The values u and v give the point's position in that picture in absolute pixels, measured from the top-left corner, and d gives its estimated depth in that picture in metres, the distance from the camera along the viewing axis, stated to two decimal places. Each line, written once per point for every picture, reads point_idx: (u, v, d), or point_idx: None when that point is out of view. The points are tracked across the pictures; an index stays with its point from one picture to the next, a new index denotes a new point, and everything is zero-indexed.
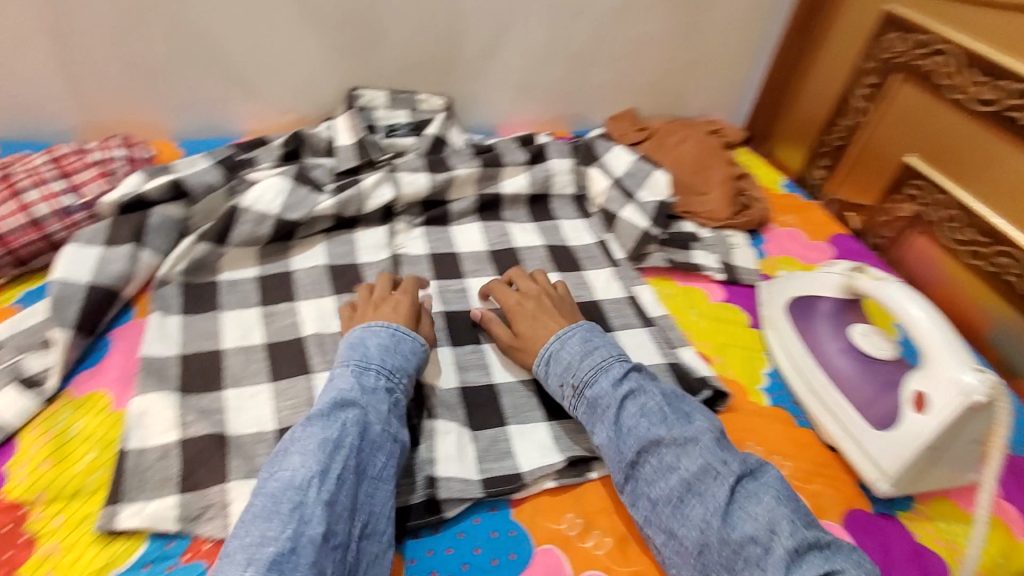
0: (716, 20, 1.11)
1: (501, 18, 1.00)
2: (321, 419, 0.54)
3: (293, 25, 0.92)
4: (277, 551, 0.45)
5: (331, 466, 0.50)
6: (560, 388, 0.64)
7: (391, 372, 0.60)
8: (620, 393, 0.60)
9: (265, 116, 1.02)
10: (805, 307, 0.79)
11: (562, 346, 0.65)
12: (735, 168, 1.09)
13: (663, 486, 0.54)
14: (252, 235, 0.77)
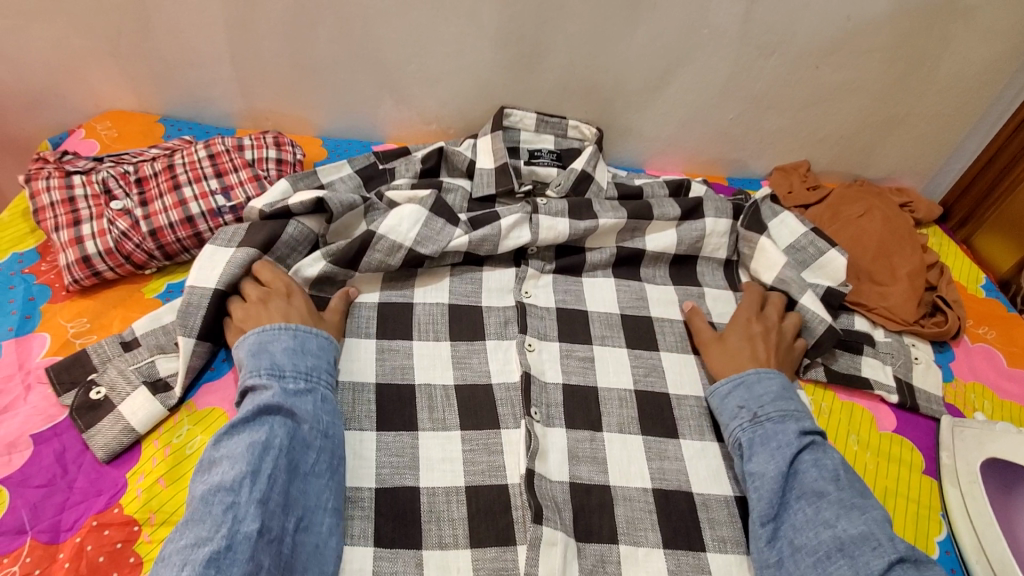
0: (942, 74, 0.92)
1: (680, 48, 0.88)
2: (245, 425, 0.52)
3: (457, 36, 0.87)
4: (211, 552, 0.44)
5: (261, 467, 0.49)
6: (737, 409, 0.63)
7: (308, 373, 0.58)
8: (802, 440, 0.59)
9: (410, 123, 0.99)
10: (1007, 476, 0.66)
11: (759, 378, 0.65)
12: (928, 256, 0.91)
13: (811, 536, 0.53)
14: (381, 264, 0.72)
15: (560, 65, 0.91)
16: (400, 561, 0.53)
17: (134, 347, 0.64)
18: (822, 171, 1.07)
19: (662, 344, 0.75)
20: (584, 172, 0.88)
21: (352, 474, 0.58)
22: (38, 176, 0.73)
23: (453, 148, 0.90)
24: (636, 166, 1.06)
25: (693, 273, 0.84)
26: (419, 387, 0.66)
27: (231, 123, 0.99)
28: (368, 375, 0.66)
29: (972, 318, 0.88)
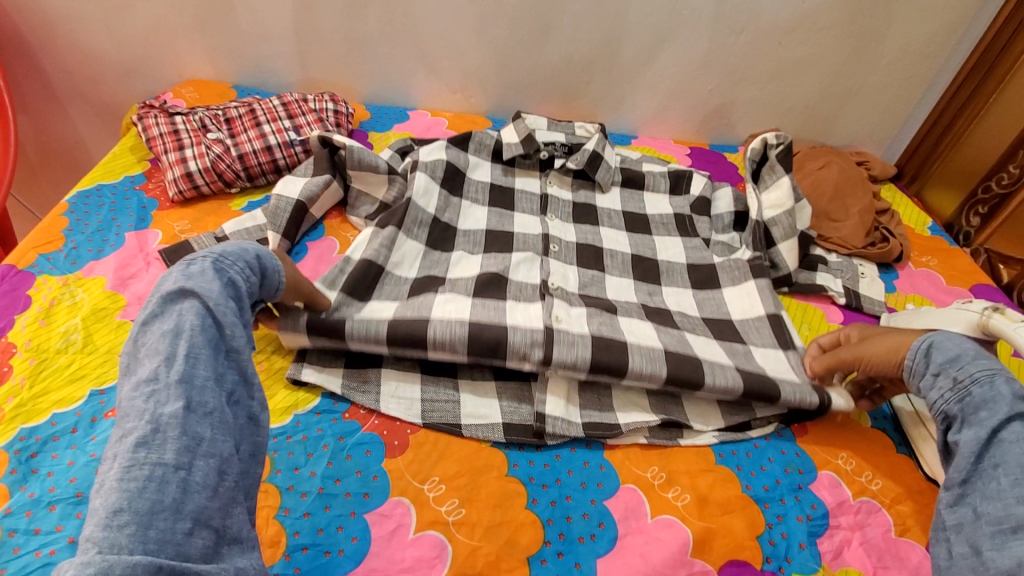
0: (889, 48, 1.09)
1: (665, 28, 1.07)
2: (156, 323, 0.49)
3: (481, 17, 1.06)
4: (137, 434, 0.42)
5: (178, 351, 0.47)
6: (936, 377, 0.61)
7: (221, 262, 0.55)
8: (1015, 407, 0.55)
9: (438, 92, 1.18)
10: None
11: (957, 343, 0.62)
12: (877, 201, 1.08)
13: (999, 507, 0.51)
14: (416, 222, 0.85)
15: (565, 42, 1.09)
16: (440, 385, 0.68)
17: (225, 239, 0.80)
18: (792, 138, 1.24)
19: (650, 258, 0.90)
20: (595, 152, 1.01)
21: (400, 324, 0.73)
22: (148, 116, 0.91)
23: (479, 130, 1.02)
24: (630, 133, 1.24)
25: (690, 221, 0.99)
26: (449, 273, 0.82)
27: (289, 91, 1.18)
28: (409, 269, 0.81)
29: (917, 250, 1.03)
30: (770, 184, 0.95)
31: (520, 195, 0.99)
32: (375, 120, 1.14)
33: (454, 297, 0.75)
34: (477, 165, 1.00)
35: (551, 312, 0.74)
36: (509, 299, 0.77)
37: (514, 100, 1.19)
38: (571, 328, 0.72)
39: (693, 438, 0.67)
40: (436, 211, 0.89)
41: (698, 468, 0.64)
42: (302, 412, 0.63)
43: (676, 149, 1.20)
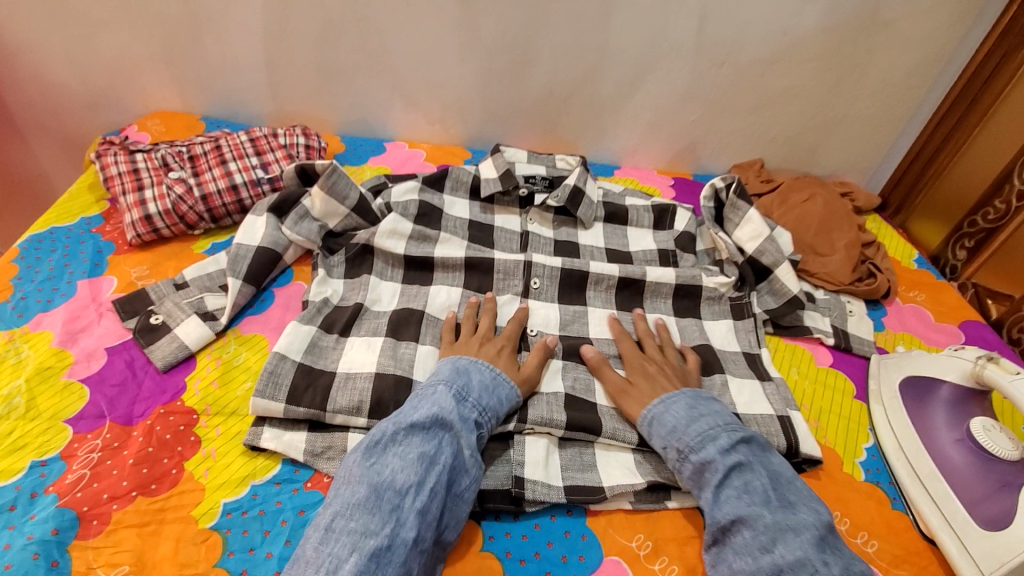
0: (870, 81, 1.08)
1: (646, 61, 1.05)
2: (421, 432, 0.57)
3: (459, 48, 1.04)
4: (376, 546, 0.50)
5: (427, 479, 0.54)
6: (663, 450, 0.63)
7: (484, 408, 0.62)
8: (726, 462, 0.59)
9: (416, 124, 1.16)
10: (923, 391, 0.75)
11: (668, 409, 0.66)
12: (863, 234, 1.06)
13: (749, 560, 0.53)
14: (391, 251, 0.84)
15: (545, 74, 1.08)
16: None
17: (184, 287, 0.76)
18: (775, 168, 1.23)
19: (633, 298, 0.88)
20: (577, 187, 0.99)
21: (358, 361, 0.68)
22: (107, 154, 0.87)
23: (456, 168, 1.00)
24: (612, 163, 1.22)
25: (674, 258, 0.96)
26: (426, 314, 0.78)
27: (261, 122, 1.15)
28: (388, 304, 0.79)
29: (904, 285, 1.01)
30: (738, 220, 0.93)
31: (500, 233, 0.95)
32: (350, 152, 1.10)
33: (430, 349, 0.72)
34: (453, 203, 0.97)
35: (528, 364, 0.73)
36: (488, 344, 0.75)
37: (494, 131, 1.17)
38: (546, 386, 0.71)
39: (682, 500, 0.63)
40: (406, 249, 0.85)
41: (686, 535, 0.61)
42: (260, 484, 0.59)
43: (660, 180, 1.18)
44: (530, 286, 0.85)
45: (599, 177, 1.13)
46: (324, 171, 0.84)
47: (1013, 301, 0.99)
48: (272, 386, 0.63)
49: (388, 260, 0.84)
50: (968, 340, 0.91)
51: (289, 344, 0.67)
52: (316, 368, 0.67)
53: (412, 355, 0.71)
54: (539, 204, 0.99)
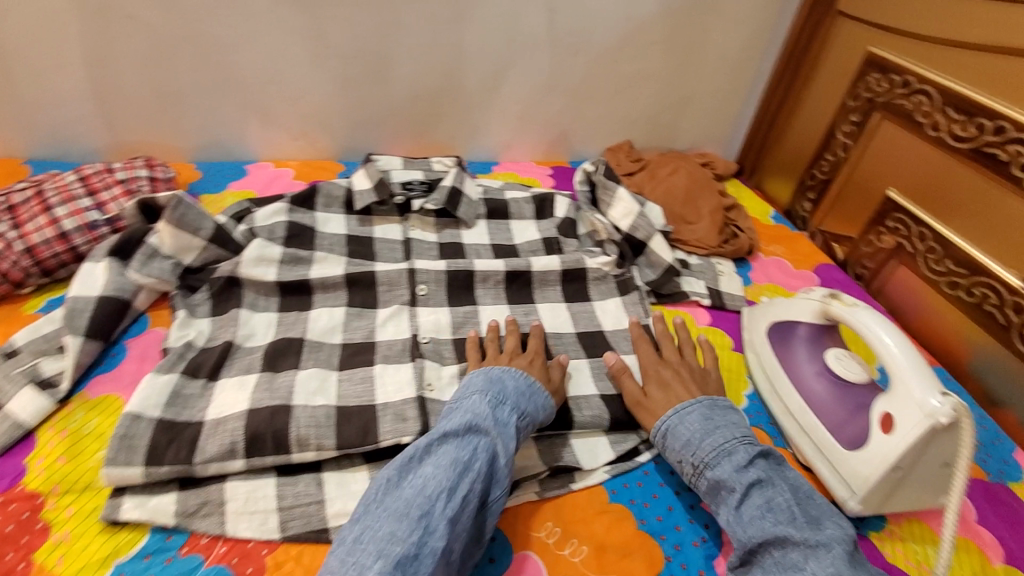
0: (711, 57, 1.17)
1: (505, 56, 1.07)
2: (453, 439, 0.55)
3: (310, 58, 0.99)
4: (403, 553, 0.46)
5: (460, 485, 0.52)
6: (679, 464, 0.62)
7: (522, 414, 0.60)
8: (744, 479, 0.56)
9: (278, 141, 1.10)
10: (785, 332, 0.81)
11: (682, 421, 0.63)
12: (725, 199, 1.15)
13: None
14: (260, 279, 0.78)
15: (406, 78, 1.06)
16: (300, 483, 0.59)
17: (13, 355, 0.66)
18: (643, 147, 1.30)
19: (522, 290, 0.88)
20: (454, 187, 0.98)
21: (230, 403, 0.63)
22: None
23: (326, 183, 0.95)
24: (491, 159, 1.23)
25: (559, 245, 0.98)
26: (307, 340, 0.74)
27: (99, 158, 1.04)
28: (265, 337, 0.74)
29: (765, 240, 1.11)
30: (611, 201, 1.00)
31: (382, 244, 0.92)
32: (206, 180, 1.02)
33: (315, 372, 0.68)
34: (328, 220, 0.92)
35: (423, 378, 0.69)
36: (378, 361, 0.72)
37: (364, 141, 1.13)
38: (444, 397, 0.68)
39: (585, 479, 0.65)
40: (278, 276, 0.79)
41: (593, 513, 0.62)
42: (125, 561, 0.52)
43: (538, 170, 1.21)
44: (417, 294, 0.83)
45: (478, 175, 1.13)
46: (169, 203, 0.76)
47: (853, 242, 1.05)
48: (126, 451, 0.57)
49: (260, 289, 0.79)
50: (822, 283, 1.01)
51: (142, 402, 0.61)
52: (180, 422, 0.61)
53: (292, 383, 0.66)
54: (418, 209, 0.97)
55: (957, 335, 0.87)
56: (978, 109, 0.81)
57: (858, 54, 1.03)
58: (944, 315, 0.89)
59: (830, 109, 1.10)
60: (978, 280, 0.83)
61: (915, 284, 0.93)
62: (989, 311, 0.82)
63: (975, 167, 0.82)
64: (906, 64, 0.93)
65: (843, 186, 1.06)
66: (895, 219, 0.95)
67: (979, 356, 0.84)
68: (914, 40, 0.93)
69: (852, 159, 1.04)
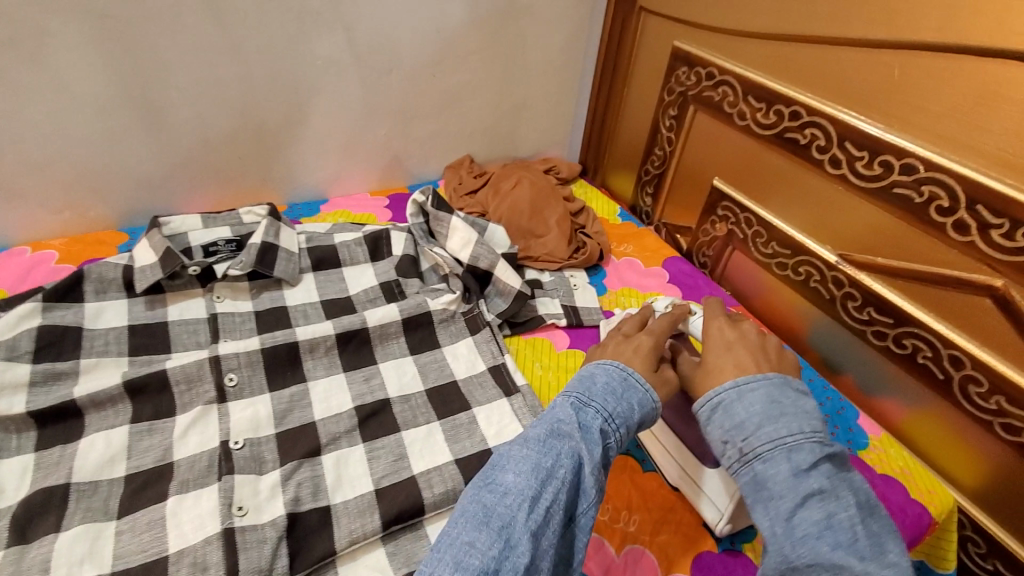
0: (534, 61, 1.14)
1: (306, 84, 0.94)
2: (540, 444, 0.50)
3: (49, 113, 0.80)
4: (480, 571, 0.42)
5: (542, 495, 0.47)
6: (722, 445, 0.52)
7: (613, 416, 0.53)
8: (802, 487, 0.46)
9: (34, 217, 0.89)
10: None
11: (742, 398, 0.52)
12: (572, 204, 1.13)
13: None
14: (2, 414, 0.61)
15: (188, 121, 0.90)
16: None
17: None
18: (486, 160, 1.24)
19: (361, 350, 0.78)
20: (266, 244, 0.85)
21: None
22: None
23: (96, 264, 0.78)
24: (319, 197, 1.10)
25: (399, 288, 0.89)
26: (75, 484, 0.58)
27: None
28: (16, 492, 0.57)
29: (615, 241, 1.10)
30: (446, 233, 0.92)
31: (180, 328, 0.76)
32: None
33: (87, 527, 0.54)
34: (101, 312, 0.75)
35: (231, 501, 0.57)
36: (174, 490, 0.58)
37: (153, 201, 0.95)
38: (260, 518, 0.56)
39: None
40: (30, 404, 0.63)
41: None
42: None
43: (373, 203, 1.10)
44: (228, 386, 0.69)
45: (302, 220, 1.00)
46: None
47: (693, 232, 1.07)
48: None
49: (5, 426, 0.61)
50: (672, 277, 1.01)
51: None
52: None
53: (48, 554, 0.51)
54: (223, 276, 0.82)
55: (792, 311, 0.91)
56: (776, 98, 0.84)
57: (666, 48, 1.03)
58: (780, 293, 0.92)
59: (650, 104, 1.10)
60: (800, 259, 0.86)
61: (751, 267, 0.96)
62: (814, 287, 0.86)
63: (782, 152, 0.85)
64: (708, 56, 0.94)
65: (676, 178, 1.08)
66: (724, 208, 0.98)
67: (814, 328, 0.88)
68: (711, 33, 0.94)
69: (677, 152, 1.05)
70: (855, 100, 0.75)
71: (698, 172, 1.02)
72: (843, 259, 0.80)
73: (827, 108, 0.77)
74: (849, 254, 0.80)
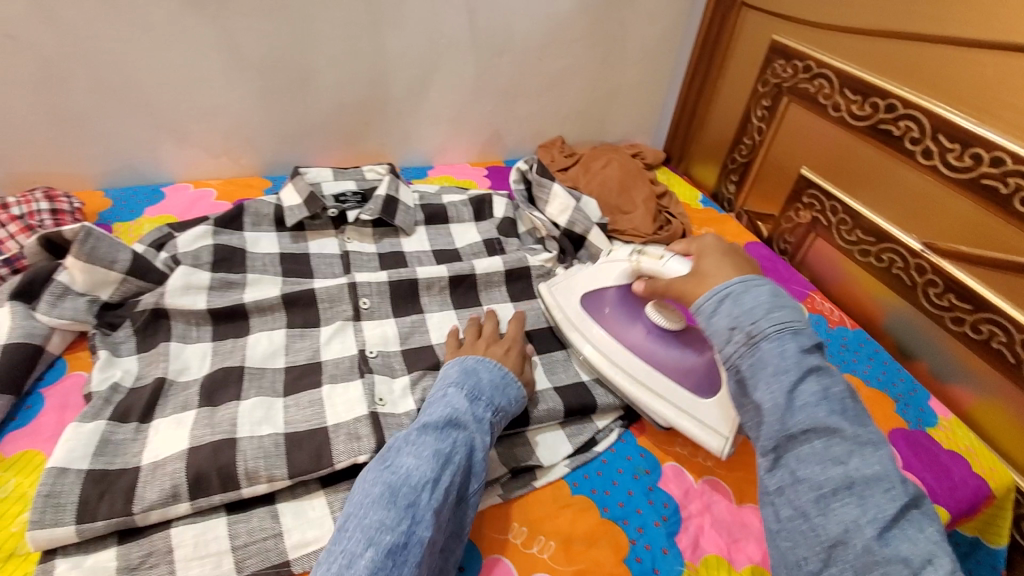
0: (632, 51, 1.21)
1: (429, 59, 1.05)
2: (437, 430, 0.57)
3: (222, 72, 0.95)
4: (393, 540, 0.48)
5: (441, 477, 0.53)
6: (729, 330, 0.58)
7: (495, 411, 0.62)
8: (801, 363, 0.53)
9: (196, 160, 1.04)
10: (596, 300, 0.80)
11: (748, 291, 0.60)
12: (657, 187, 1.20)
13: (819, 471, 0.49)
14: (190, 309, 0.74)
15: (329, 86, 1.02)
16: (252, 517, 0.57)
17: None
18: (575, 141, 1.33)
19: (469, 293, 0.88)
20: (389, 196, 0.96)
21: (168, 444, 0.60)
22: None
23: (253, 201, 0.91)
24: (425, 164, 1.22)
25: (500, 245, 0.99)
26: (248, 368, 0.70)
27: None
28: (201, 368, 0.70)
29: (696, 224, 1.16)
30: (546, 198, 1.01)
31: (318, 260, 0.89)
32: (118, 207, 0.95)
33: (262, 399, 0.66)
34: (258, 240, 0.88)
35: (374, 394, 0.68)
36: (326, 382, 0.70)
37: (290, 155, 1.09)
38: (397, 409, 0.68)
39: (547, 476, 0.66)
40: (208, 303, 0.75)
41: (557, 507, 0.63)
42: None
43: (473, 172, 1.20)
44: (361, 308, 0.81)
45: (413, 182, 1.12)
46: (76, 237, 0.70)
47: (775, 219, 1.12)
48: (53, 510, 0.52)
49: (190, 318, 0.74)
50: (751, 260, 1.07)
51: (68, 454, 0.56)
52: (113, 470, 0.57)
53: (235, 415, 0.63)
54: (354, 220, 0.94)
55: (870, 297, 0.95)
56: (872, 90, 0.88)
57: (764, 43, 1.09)
58: (859, 280, 0.96)
59: (743, 96, 1.16)
60: (884, 247, 0.90)
61: (832, 255, 1.00)
62: (897, 274, 0.89)
63: (874, 143, 0.89)
64: (807, 50, 0.99)
65: (763, 167, 1.13)
66: (810, 196, 1.02)
67: (891, 314, 0.92)
68: (811, 28, 0.99)
69: (766, 142, 1.10)
70: (951, 94, 0.78)
71: (785, 161, 1.07)
72: (928, 247, 0.84)
73: (923, 101, 0.81)
74: (934, 241, 0.83)
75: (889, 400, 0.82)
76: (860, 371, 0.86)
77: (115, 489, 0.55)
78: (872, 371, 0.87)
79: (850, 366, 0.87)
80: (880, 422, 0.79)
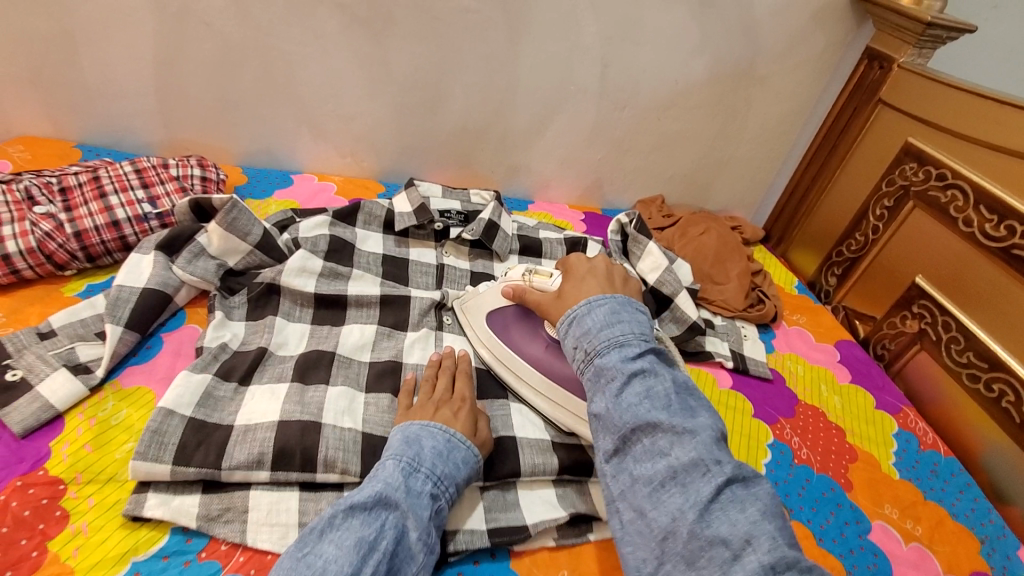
0: (750, 127, 1.21)
1: (553, 102, 1.11)
2: (361, 514, 0.51)
3: (368, 83, 1.03)
4: None
5: (363, 570, 0.47)
6: (574, 351, 0.60)
7: (439, 479, 0.57)
8: (628, 368, 0.55)
9: (324, 156, 1.13)
10: (499, 320, 0.79)
11: (590, 312, 0.61)
12: (752, 263, 1.17)
13: (648, 466, 0.49)
14: (299, 290, 0.79)
15: (458, 111, 1.09)
16: (319, 500, 0.59)
17: (51, 336, 0.67)
18: (674, 203, 1.34)
19: None
20: (492, 221, 0.99)
21: (260, 411, 0.63)
22: None
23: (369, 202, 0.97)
24: (526, 197, 1.26)
25: None
26: (338, 355, 0.74)
27: (151, 151, 1.09)
28: (297, 346, 0.75)
29: (788, 309, 1.12)
30: (640, 254, 1.02)
31: (415, 268, 0.93)
32: (252, 185, 1.05)
33: (346, 390, 0.69)
34: (366, 238, 0.93)
35: None
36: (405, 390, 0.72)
37: (407, 165, 1.16)
38: None
39: (603, 531, 0.64)
40: (316, 289, 0.80)
41: (608, 567, 0.61)
42: (143, 560, 0.52)
43: (572, 214, 1.23)
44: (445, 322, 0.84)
45: (514, 211, 1.16)
46: (221, 206, 0.77)
47: (876, 322, 1.07)
48: (156, 446, 0.56)
49: (297, 299, 0.79)
50: (843, 358, 1.02)
51: (174, 400, 0.61)
52: (210, 423, 0.61)
53: (322, 399, 0.66)
54: (455, 238, 0.98)
55: (969, 427, 0.88)
56: (1009, 212, 0.84)
57: (897, 143, 1.06)
58: (961, 405, 0.89)
59: (864, 190, 1.13)
60: (997, 376, 0.84)
61: (934, 372, 0.94)
62: (1006, 407, 0.82)
63: (1002, 266, 0.84)
64: (943, 158, 0.96)
65: (872, 264, 1.08)
66: (920, 305, 0.97)
67: (990, 449, 0.84)
68: (952, 138, 0.95)
69: (881, 240, 1.06)
70: None
71: (898, 264, 1.03)
72: None
73: None
74: None
75: (975, 540, 0.75)
76: (948, 503, 0.79)
77: (208, 439, 0.59)
78: (961, 505, 0.79)
79: (938, 496, 0.80)
80: (963, 562, 0.72)
